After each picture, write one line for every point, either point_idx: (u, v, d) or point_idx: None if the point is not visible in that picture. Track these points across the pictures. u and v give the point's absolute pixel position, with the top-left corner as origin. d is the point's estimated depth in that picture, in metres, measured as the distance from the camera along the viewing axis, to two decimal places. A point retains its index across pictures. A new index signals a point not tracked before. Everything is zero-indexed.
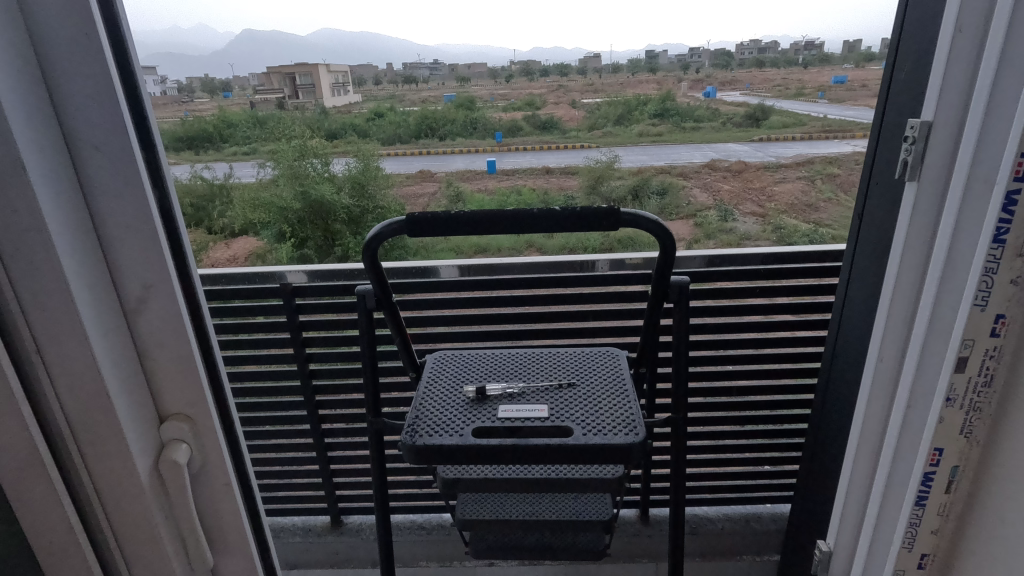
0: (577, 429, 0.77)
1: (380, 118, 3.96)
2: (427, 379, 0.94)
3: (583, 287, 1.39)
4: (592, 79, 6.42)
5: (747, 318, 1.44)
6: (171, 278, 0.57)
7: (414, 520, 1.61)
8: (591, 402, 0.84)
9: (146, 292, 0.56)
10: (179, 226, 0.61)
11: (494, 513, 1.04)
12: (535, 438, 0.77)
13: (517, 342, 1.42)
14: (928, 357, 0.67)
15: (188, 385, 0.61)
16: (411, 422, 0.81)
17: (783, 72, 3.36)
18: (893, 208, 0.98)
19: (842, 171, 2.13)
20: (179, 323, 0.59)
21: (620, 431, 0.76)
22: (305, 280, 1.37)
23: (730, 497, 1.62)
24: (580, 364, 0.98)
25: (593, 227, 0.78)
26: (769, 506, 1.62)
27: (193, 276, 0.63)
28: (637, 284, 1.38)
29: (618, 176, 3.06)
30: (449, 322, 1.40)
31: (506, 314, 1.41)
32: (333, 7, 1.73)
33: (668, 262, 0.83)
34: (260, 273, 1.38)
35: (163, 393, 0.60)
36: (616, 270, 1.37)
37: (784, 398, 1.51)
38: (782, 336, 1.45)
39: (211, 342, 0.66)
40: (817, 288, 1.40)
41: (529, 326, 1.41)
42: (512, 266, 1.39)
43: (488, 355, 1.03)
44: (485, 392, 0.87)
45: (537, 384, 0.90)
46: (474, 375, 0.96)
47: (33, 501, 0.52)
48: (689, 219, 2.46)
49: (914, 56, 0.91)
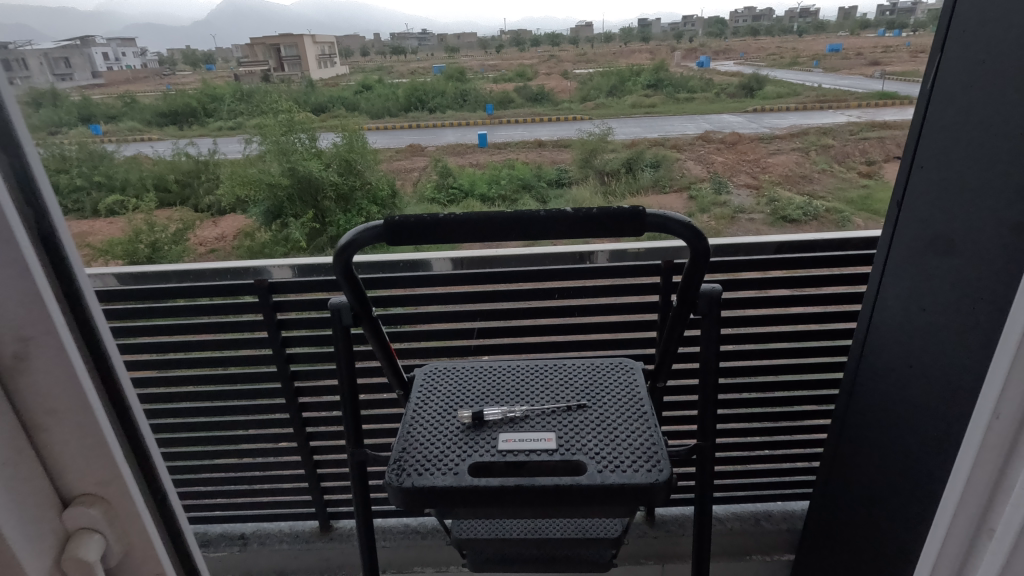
0: (592, 464, 0.74)
1: (368, 90, 3.84)
2: (415, 403, 0.90)
3: (581, 279, 1.34)
4: (582, 46, 6.37)
5: (751, 310, 1.41)
6: (58, 324, 0.43)
7: (406, 522, 1.58)
8: (603, 429, 0.81)
9: (23, 344, 0.42)
10: (63, 239, 0.45)
11: (495, 533, 1.02)
12: (543, 478, 0.73)
13: (509, 337, 1.38)
14: (1008, 430, 0.47)
15: (94, 457, 0.46)
16: (400, 461, 0.77)
17: (778, 39, 3.25)
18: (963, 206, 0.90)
19: None
20: (75, 376, 0.44)
21: (641, 466, 0.73)
22: (290, 275, 1.34)
23: (741, 496, 1.61)
24: (592, 384, 0.94)
25: (610, 227, 0.71)
26: (781, 505, 1.61)
27: (90, 301, 0.47)
28: (634, 278, 1.33)
29: (610, 149, 2.98)
30: (440, 317, 1.36)
31: (499, 309, 1.36)
32: None
33: (702, 263, 0.77)
34: (232, 269, 1.32)
35: (62, 472, 0.46)
36: (616, 261, 1.33)
37: (798, 394, 1.49)
38: (787, 328, 1.44)
39: (127, 392, 0.50)
40: (821, 277, 1.38)
41: (524, 322, 1.37)
42: (501, 258, 1.35)
43: (486, 371, 0.99)
44: (485, 419, 0.83)
45: (540, 409, 0.86)
46: (468, 396, 0.92)
47: None
48: (683, 193, 2.41)
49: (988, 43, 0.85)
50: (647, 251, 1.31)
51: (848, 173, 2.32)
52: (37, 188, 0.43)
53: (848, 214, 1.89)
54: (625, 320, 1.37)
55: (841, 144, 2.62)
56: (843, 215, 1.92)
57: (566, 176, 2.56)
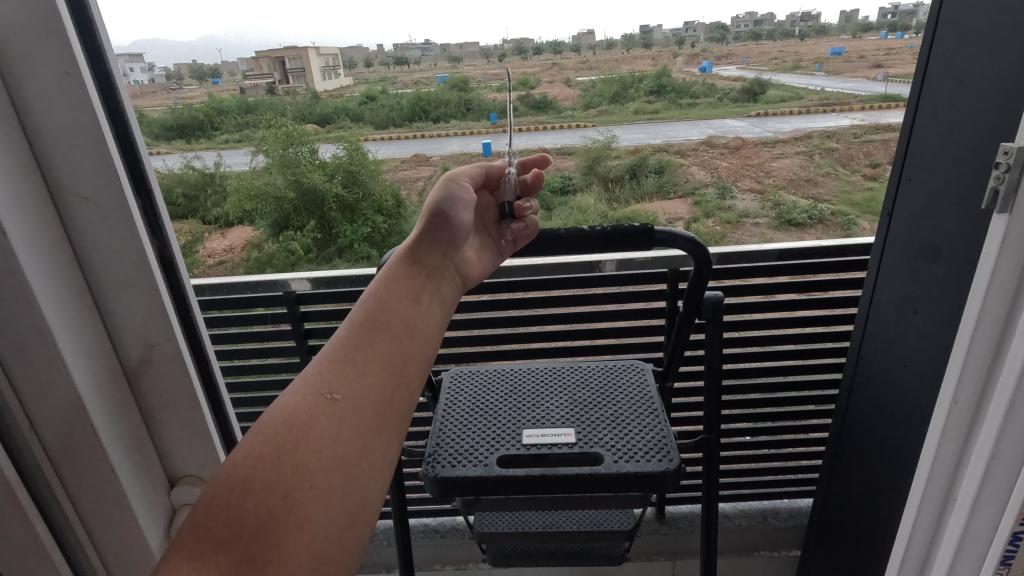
0: (610, 459, 1.11)
1: (369, 100, 2.15)
2: (444, 405, 1.32)
3: (595, 284, 1.73)
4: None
5: (758, 314, 1.91)
6: (154, 284, 0.94)
7: (428, 524, 2.01)
8: (608, 378, 1.39)
9: (148, 347, 0.96)
10: (162, 232, 1.00)
11: (515, 527, 1.50)
12: (565, 466, 1.12)
13: (548, 345, 1.82)
14: (963, 409, 0.83)
15: (149, 327, 0.96)
16: (432, 459, 1.15)
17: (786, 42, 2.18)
18: (921, 205, 1.26)
19: (842, 146, 2.06)
20: (180, 371, 1.01)
21: (656, 460, 1.09)
22: (308, 287, 1.95)
23: (746, 495, 2.15)
24: (613, 374, 1.40)
25: (644, 240, 1.12)
26: (787, 500, 2.14)
27: (185, 287, 1.05)
28: (637, 281, 1.73)
29: (614, 154, 2.14)
30: (476, 314, 1.78)
31: (529, 307, 1.77)
32: (291, 18, 1.63)
33: (705, 271, 1.16)
34: (266, 283, 1.94)
35: (146, 383, 0.99)
36: (621, 269, 1.72)
37: (791, 395, 2.02)
38: (787, 332, 1.93)
39: (199, 330, 1.10)
40: (826, 316, 1.91)
41: (550, 323, 1.79)
42: (578, 227, 1.14)
43: (524, 391, 1.37)
44: (529, 436, 1.19)
45: (558, 409, 1.29)
46: (519, 417, 1.27)
47: (131, 440, 0.95)
48: (687, 199, 2.10)
49: (968, 70, 1.11)
50: (651, 261, 1.69)
51: (854, 177, 1.91)
52: (155, 208, 0.98)
53: (853, 218, 1.86)
54: (614, 324, 1.78)
55: (844, 145, 2.05)
56: (849, 220, 1.91)
57: (570, 183, 1.92)
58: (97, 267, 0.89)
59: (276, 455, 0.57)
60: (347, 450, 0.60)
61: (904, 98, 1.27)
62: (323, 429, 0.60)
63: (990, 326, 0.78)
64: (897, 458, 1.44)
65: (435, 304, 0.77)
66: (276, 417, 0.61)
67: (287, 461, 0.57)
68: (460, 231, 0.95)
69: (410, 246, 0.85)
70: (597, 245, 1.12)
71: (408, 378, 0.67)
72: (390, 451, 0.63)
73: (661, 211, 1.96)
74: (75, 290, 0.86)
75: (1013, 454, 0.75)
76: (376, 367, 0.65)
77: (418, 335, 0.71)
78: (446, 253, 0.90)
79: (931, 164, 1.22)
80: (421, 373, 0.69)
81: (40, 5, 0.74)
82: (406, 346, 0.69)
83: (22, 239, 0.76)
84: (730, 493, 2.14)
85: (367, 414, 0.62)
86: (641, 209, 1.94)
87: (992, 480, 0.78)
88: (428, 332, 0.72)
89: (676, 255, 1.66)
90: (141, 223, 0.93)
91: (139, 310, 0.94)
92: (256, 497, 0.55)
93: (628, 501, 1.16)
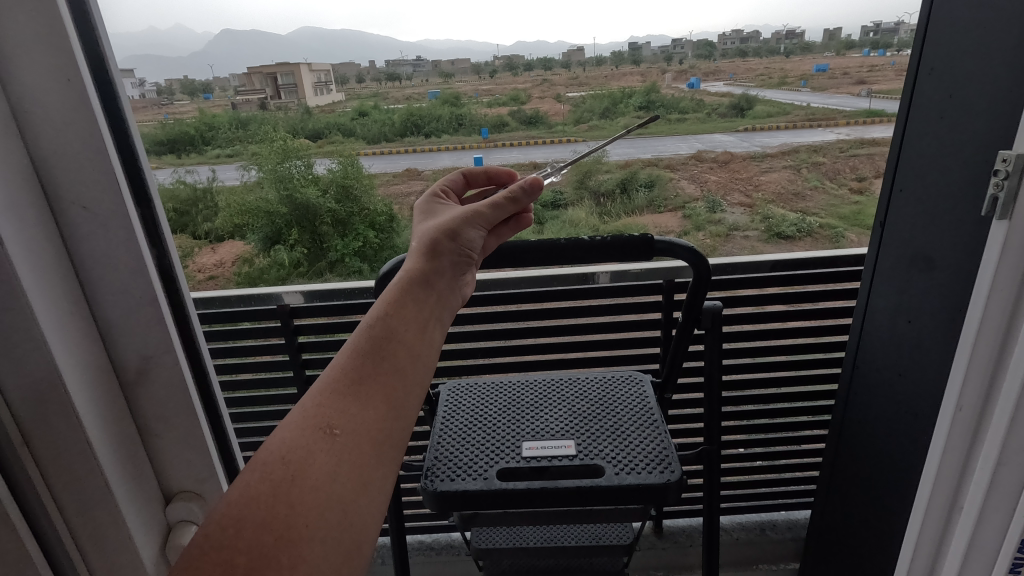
0: (612, 472, 1.10)
1: (359, 115, 2.05)
2: (442, 419, 1.31)
3: (589, 295, 1.74)
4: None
5: (750, 326, 1.92)
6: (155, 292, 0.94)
7: (425, 541, 1.99)
8: (607, 389, 1.38)
9: (143, 357, 0.95)
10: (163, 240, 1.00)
11: (513, 542, 1.49)
12: (566, 479, 1.11)
13: (542, 358, 1.82)
14: (965, 418, 0.83)
15: (147, 339, 0.95)
16: (431, 473, 1.14)
17: (769, 59, 2.22)
18: (914, 216, 1.27)
19: (827, 160, 2.09)
20: (176, 382, 1.00)
21: (658, 471, 1.09)
22: (301, 300, 1.98)
23: (741, 509, 2.15)
24: (610, 385, 1.40)
25: (643, 250, 1.12)
26: (783, 513, 2.14)
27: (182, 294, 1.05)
28: (631, 292, 1.73)
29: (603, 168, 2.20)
30: (470, 328, 1.77)
31: (523, 320, 1.77)
32: (281, 34, 1.62)
33: (703, 278, 1.15)
34: (262, 295, 1.98)
35: (143, 396, 0.98)
36: (614, 281, 1.73)
37: (784, 407, 2.03)
38: (780, 343, 1.94)
39: (196, 340, 1.10)
40: (817, 327, 1.92)
41: (544, 336, 1.79)
42: (575, 236, 1.14)
43: (521, 402, 1.36)
44: (528, 450, 1.18)
45: (557, 421, 1.28)
46: (517, 430, 1.26)
47: (128, 456, 0.94)
48: (677, 213, 2.11)
49: (957, 84, 1.13)
50: (644, 273, 1.71)
51: (841, 191, 1.93)
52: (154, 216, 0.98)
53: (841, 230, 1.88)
54: (607, 337, 1.78)
55: (832, 159, 2.05)
56: (837, 232, 1.93)
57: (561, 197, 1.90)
58: (95, 280, 0.88)
59: (271, 494, 0.56)
60: (344, 484, 0.59)
61: (894, 111, 1.29)
62: (318, 466, 0.58)
63: (992, 332, 0.79)
64: (895, 467, 1.44)
65: (437, 331, 0.75)
66: (271, 452, 0.60)
67: (282, 501, 0.56)
68: (472, 249, 0.90)
69: (418, 267, 0.79)
70: (598, 256, 1.12)
71: (408, 408, 0.66)
72: (385, 486, 0.62)
73: (654, 223, 1.96)
74: (71, 301, 0.84)
75: (1021, 461, 0.76)
76: (375, 397, 0.64)
77: (421, 365, 0.70)
78: (459, 274, 0.85)
79: (924, 176, 1.24)
80: (419, 398, 0.68)
81: (43, 12, 0.74)
82: (408, 376, 0.67)
83: (19, 246, 0.75)
84: (727, 505, 2.15)
85: (365, 448, 0.61)
86: (632, 222, 1.93)
87: (1000, 488, 0.78)
88: (430, 361, 0.71)
89: (670, 267, 1.67)
90: (141, 234, 0.92)
91: (138, 320, 0.93)
92: (248, 539, 0.54)
93: (628, 515, 1.15)
